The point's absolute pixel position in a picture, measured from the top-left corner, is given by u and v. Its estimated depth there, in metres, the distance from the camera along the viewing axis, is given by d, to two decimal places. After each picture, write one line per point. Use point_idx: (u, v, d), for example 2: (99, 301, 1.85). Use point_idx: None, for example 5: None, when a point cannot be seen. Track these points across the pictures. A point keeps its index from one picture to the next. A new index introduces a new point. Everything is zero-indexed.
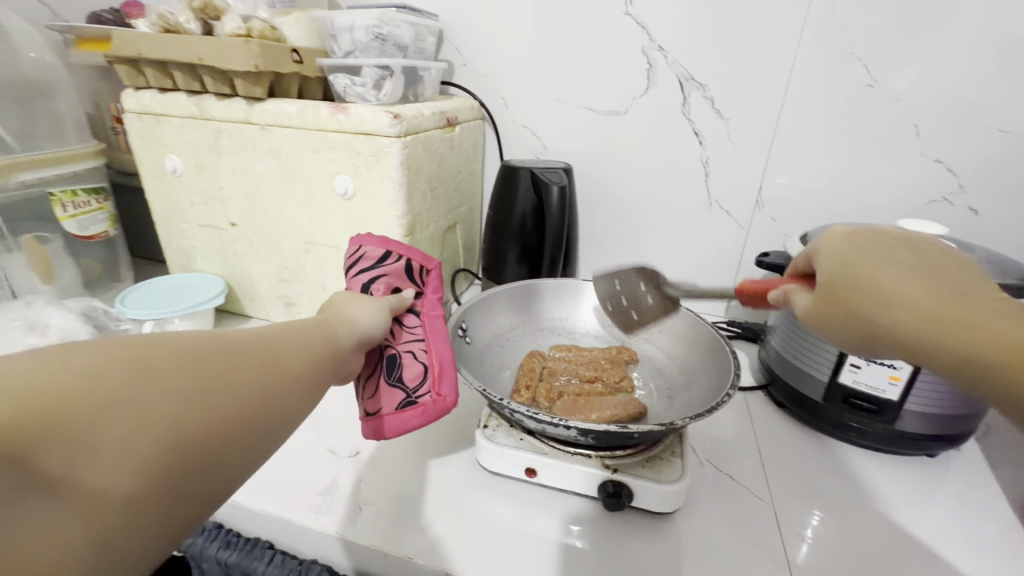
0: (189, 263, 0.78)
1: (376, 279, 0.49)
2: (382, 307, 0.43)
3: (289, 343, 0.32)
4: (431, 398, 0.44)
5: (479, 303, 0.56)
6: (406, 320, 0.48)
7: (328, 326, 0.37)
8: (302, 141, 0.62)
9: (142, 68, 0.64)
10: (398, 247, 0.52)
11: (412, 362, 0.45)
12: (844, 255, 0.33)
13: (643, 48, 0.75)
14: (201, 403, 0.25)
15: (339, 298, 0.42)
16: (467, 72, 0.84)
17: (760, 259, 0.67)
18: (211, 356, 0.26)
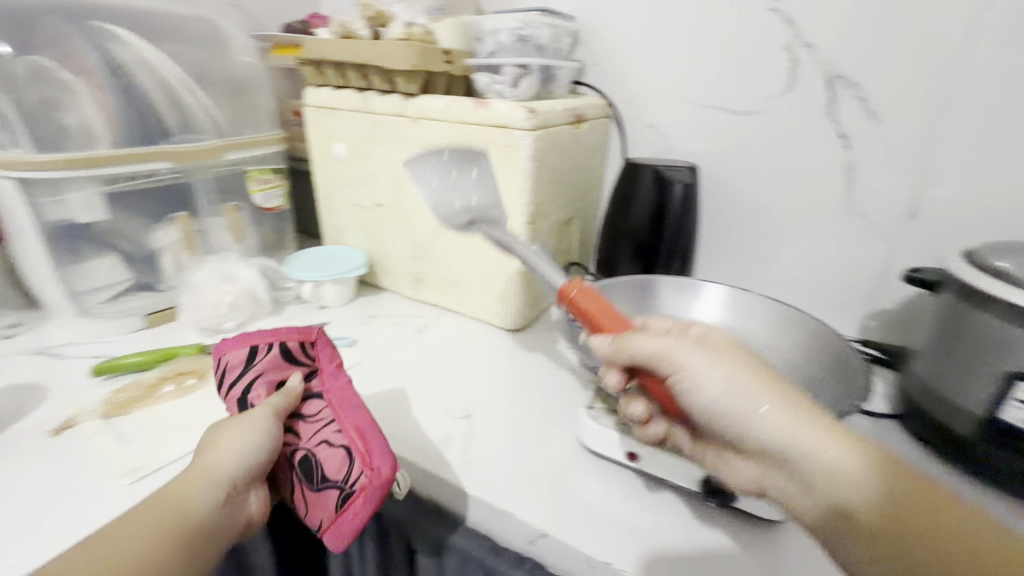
0: (339, 237, 0.89)
1: (253, 385, 0.50)
2: (264, 415, 0.47)
3: (139, 527, 0.38)
4: (368, 477, 0.46)
5: (594, 290, 0.58)
6: (307, 411, 0.51)
7: (205, 486, 0.42)
8: (446, 132, 0.69)
9: (323, 69, 0.77)
10: (258, 339, 0.52)
11: (332, 453, 0.48)
12: (716, 352, 0.43)
13: (788, 45, 0.72)
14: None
15: (218, 424, 0.48)
16: (598, 72, 0.86)
17: (910, 275, 0.61)
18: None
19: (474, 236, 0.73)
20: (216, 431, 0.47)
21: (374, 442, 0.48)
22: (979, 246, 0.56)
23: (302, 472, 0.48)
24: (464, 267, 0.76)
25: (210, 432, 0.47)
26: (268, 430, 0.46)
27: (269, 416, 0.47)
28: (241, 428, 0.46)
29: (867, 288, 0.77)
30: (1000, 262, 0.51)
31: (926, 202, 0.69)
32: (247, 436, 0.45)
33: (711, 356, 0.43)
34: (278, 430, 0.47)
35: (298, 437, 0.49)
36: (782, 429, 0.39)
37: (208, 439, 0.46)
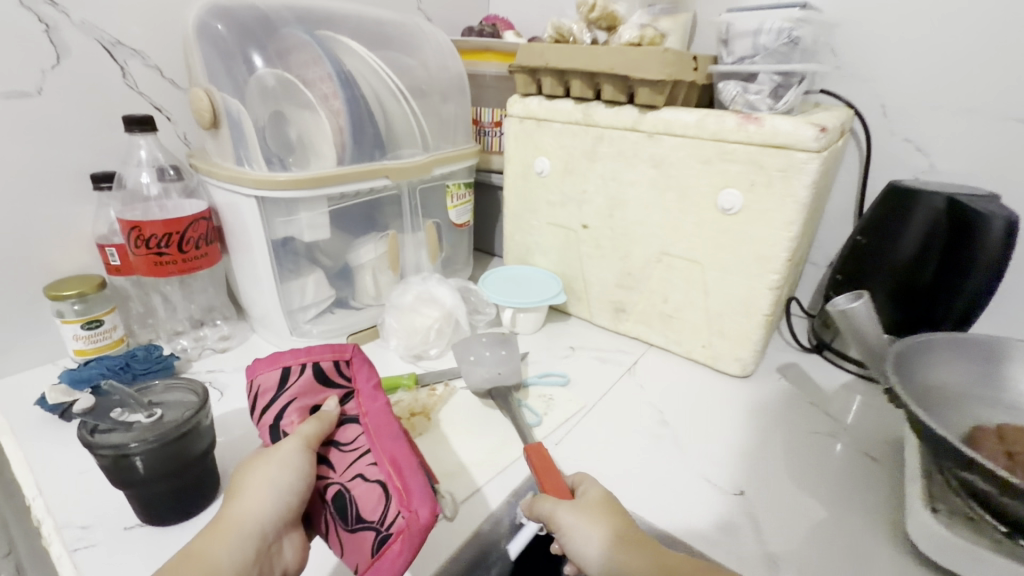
0: (525, 256, 0.83)
1: (290, 409, 0.47)
2: (291, 452, 0.43)
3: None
4: (403, 520, 0.39)
5: (919, 344, 0.49)
6: (345, 436, 0.47)
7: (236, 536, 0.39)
8: (694, 151, 0.60)
9: (538, 77, 0.70)
10: (288, 359, 0.49)
11: (369, 488, 0.42)
12: (600, 514, 0.41)
13: None
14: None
15: (254, 457, 0.45)
16: (839, 76, 0.74)
17: None
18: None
19: (708, 269, 0.64)
20: (246, 468, 0.44)
21: (409, 476, 0.42)
22: None
23: (336, 511, 0.43)
24: (686, 302, 0.67)
25: (245, 467, 0.44)
26: (287, 476, 0.42)
27: (303, 450, 0.44)
28: (259, 470, 0.43)
29: None
30: None
31: None
32: (273, 478, 0.42)
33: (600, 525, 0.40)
34: (309, 469, 0.44)
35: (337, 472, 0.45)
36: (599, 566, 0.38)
37: (240, 476, 0.44)
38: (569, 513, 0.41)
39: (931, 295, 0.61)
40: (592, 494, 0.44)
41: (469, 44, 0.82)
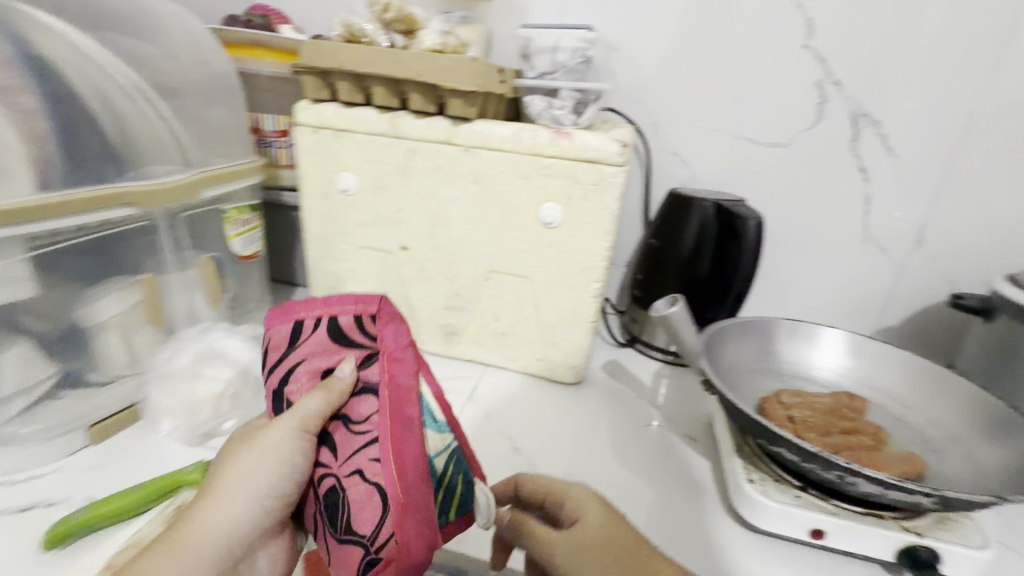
0: (336, 286, 0.72)
1: (295, 371, 0.41)
2: (285, 438, 0.39)
3: (140, 563, 0.37)
4: (393, 545, 0.36)
5: (719, 332, 0.55)
6: (353, 416, 0.40)
7: (210, 527, 0.39)
8: (512, 165, 0.58)
9: (331, 81, 0.61)
10: (307, 311, 0.43)
11: (364, 495, 0.37)
12: (584, 557, 0.39)
13: (818, 82, 0.75)
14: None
15: (245, 436, 0.43)
16: (618, 96, 0.82)
17: (955, 301, 0.65)
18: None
19: (537, 283, 0.63)
20: (235, 449, 0.42)
21: (410, 489, 0.37)
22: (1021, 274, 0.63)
23: (324, 510, 0.40)
24: (518, 318, 0.66)
25: (236, 443, 0.43)
26: (270, 479, 0.40)
27: (300, 435, 0.39)
28: (242, 461, 0.41)
29: (874, 309, 0.84)
30: None
31: (930, 229, 0.77)
32: (256, 472, 0.40)
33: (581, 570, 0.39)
34: (297, 463, 0.40)
35: (332, 463, 0.40)
36: None
37: (231, 450, 0.42)
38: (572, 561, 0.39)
39: (709, 286, 0.72)
40: (590, 527, 0.40)
41: (232, 35, 0.66)
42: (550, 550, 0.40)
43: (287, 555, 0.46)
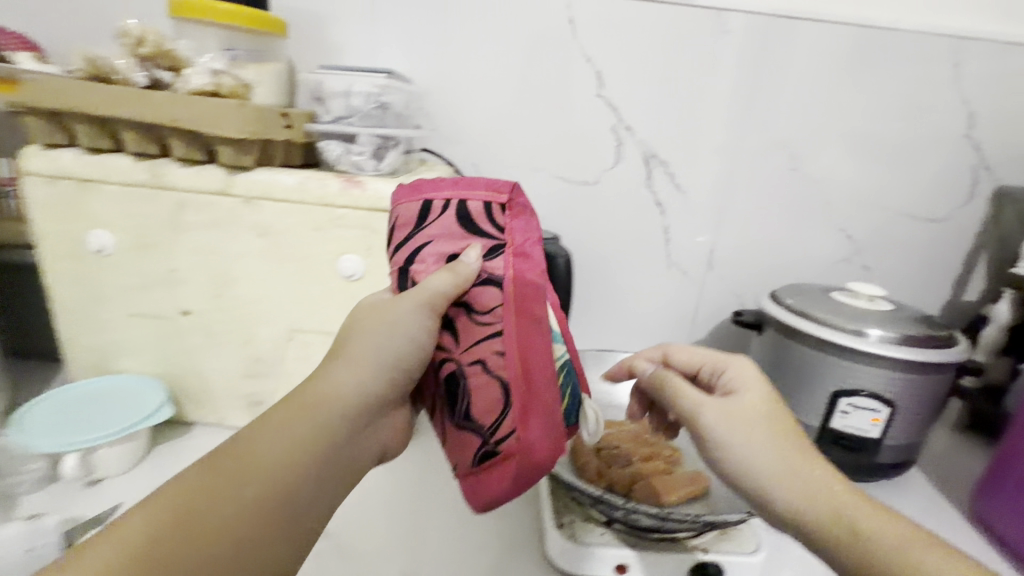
0: (102, 363, 0.60)
1: (418, 254, 0.44)
2: (411, 309, 0.41)
3: (261, 430, 0.35)
4: (515, 442, 0.40)
5: None
6: (478, 306, 0.42)
7: (337, 392, 0.39)
8: (301, 217, 0.54)
9: (67, 122, 0.51)
10: (437, 193, 0.45)
11: (483, 391, 0.41)
12: (744, 426, 0.43)
13: (613, 127, 0.82)
14: (271, 528, 0.32)
15: (358, 319, 0.45)
16: (436, 137, 0.83)
17: (736, 318, 0.74)
18: (152, 503, 0.30)
19: None
20: (368, 320, 0.44)
21: (541, 384, 0.41)
22: (780, 290, 0.74)
23: (444, 394, 0.43)
24: None
25: (352, 329, 0.44)
26: (404, 340, 0.42)
27: (422, 308, 0.41)
28: (377, 327, 0.42)
29: (684, 326, 0.93)
30: (801, 304, 0.68)
31: (717, 253, 0.88)
32: (371, 337, 0.42)
33: (743, 432, 0.42)
34: (425, 327, 0.42)
35: (427, 347, 0.43)
36: (757, 463, 0.41)
37: (336, 346, 0.44)
38: (712, 416, 0.44)
39: None
40: (750, 400, 0.45)
41: None
42: (705, 420, 0.44)
43: (405, 424, 0.47)
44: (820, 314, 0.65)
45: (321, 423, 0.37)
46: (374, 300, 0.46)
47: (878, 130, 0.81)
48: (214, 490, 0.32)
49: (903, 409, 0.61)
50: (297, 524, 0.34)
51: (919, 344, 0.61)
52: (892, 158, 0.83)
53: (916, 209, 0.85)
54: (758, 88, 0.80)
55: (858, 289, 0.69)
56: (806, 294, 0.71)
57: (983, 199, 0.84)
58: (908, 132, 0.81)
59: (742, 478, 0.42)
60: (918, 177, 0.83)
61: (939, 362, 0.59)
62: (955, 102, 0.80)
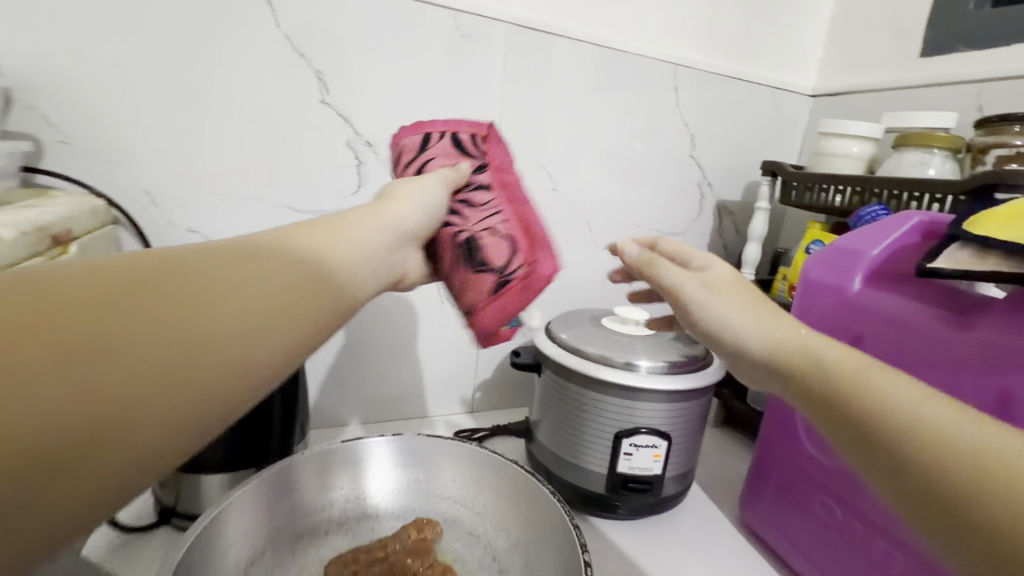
0: None
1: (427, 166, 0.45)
2: (437, 185, 0.43)
3: (238, 252, 0.29)
4: (527, 270, 0.44)
5: (206, 539, 0.41)
6: (477, 197, 0.45)
7: (331, 256, 0.32)
8: None
9: None
10: (435, 127, 0.47)
11: (493, 242, 0.44)
12: (731, 298, 0.37)
13: (348, 142, 0.66)
14: (170, 381, 0.23)
15: (410, 187, 0.42)
16: (71, 153, 0.56)
17: (514, 361, 0.66)
18: (75, 283, 0.23)
19: None
20: (403, 211, 0.40)
21: (540, 246, 0.46)
22: (554, 323, 0.67)
23: (453, 255, 0.45)
24: None
25: (405, 204, 0.41)
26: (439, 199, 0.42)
27: (443, 187, 0.43)
28: (381, 220, 0.38)
29: (467, 367, 0.82)
30: (575, 338, 0.62)
31: None
32: (400, 230, 0.39)
33: (727, 305, 0.37)
34: (445, 197, 0.43)
35: (464, 224, 0.44)
36: (759, 341, 0.35)
37: (357, 213, 0.37)
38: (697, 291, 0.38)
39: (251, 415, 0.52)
40: (720, 272, 0.39)
41: None
42: (687, 292, 0.39)
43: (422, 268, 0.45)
44: (595, 352, 0.59)
45: (273, 282, 0.28)
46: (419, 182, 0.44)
47: (623, 149, 0.83)
48: (143, 286, 0.24)
49: (679, 439, 0.59)
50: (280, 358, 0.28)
51: (687, 368, 0.59)
52: (637, 175, 0.85)
53: (661, 224, 0.89)
54: (511, 104, 0.73)
55: (625, 313, 0.66)
56: (579, 326, 0.66)
57: (710, 212, 0.93)
58: (645, 151, 0.84)
59: (717, 337, 0.37)
60: (659, 194, 0.88)
61: (707, 384, 0.58)
62: (679, 124, 0.86)
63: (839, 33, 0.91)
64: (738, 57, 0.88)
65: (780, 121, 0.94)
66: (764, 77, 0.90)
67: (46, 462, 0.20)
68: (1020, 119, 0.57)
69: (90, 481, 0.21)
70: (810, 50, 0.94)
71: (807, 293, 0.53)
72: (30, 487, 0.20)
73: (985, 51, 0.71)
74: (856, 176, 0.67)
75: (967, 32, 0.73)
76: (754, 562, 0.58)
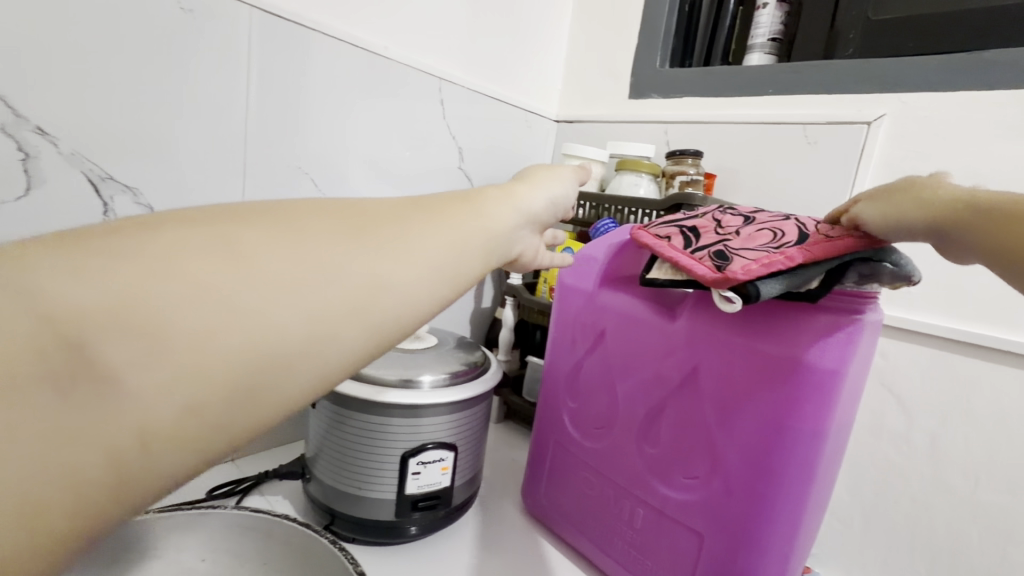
0: None
1: (695, 227, 0.50)
2: (561, 181, 0.47)
3: (333, 232, 0.28)
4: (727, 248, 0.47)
5: None
6: (706, 226, 0.50)
7: (416, 245, 0.30)
8: None
9: None
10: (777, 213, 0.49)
11: (708, 240, 0.47)
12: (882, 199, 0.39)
13: (4, 127, 0.47)
14: (255, 367, 0.23)
15: (528, 186, 0.43)
16: None
17: None
18: (190, 241, 0.23)
19: None
20: (505, 201, 0.39)
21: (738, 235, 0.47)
22: None
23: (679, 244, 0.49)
24: None
25: (510, 195, 0.40)
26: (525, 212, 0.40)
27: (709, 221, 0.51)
28: (515, 202, 0.39)
29: None
30: None
31: None
32: (498, 220, 0.36)
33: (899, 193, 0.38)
34: (567, 186, 0.47)
35: (678, 235, 0.50)
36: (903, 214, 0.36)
37: (446, 201, 0.35)
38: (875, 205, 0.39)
39: None
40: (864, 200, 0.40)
41: None
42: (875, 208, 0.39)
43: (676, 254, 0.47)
44: (375, 372, 0.56)
45: (362, 274, 0.27)
46: (540, 172, 0.46)
47: (396, 158, 0.81)
48: (250, 262, 0.24)
49: (464, 447, 0.60)
50: (337, 360, 0.26)
51: (468, 376, 0.61)
52: (411, 182, 0.84)
53: None
54: (262, 99, 0.63)
55: None
56: None
57: None
58: (416, 158, 0.84)
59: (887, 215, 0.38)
60: None
61: (487, 388, 0.61)
62: (448, 137, 0.88)
63: (572, 70, 1.07)
64: (496, 79, 0.95)
65: (534, 141, 1.05)
66: (519, 100, 1.00)
67: (114, 451, 0.20)
68: (692, 154, 0.77)
69: (176, 467, 0.22)
70: (553, 81, 1.08)
71: (565, 297, 0.60)
72: (104, 472, 0.20)
73: (667, 100, 0.93)
74: (593, 194, 0.80)
75: (657, 83, 0.95)
76: (537, 541, 0.63)
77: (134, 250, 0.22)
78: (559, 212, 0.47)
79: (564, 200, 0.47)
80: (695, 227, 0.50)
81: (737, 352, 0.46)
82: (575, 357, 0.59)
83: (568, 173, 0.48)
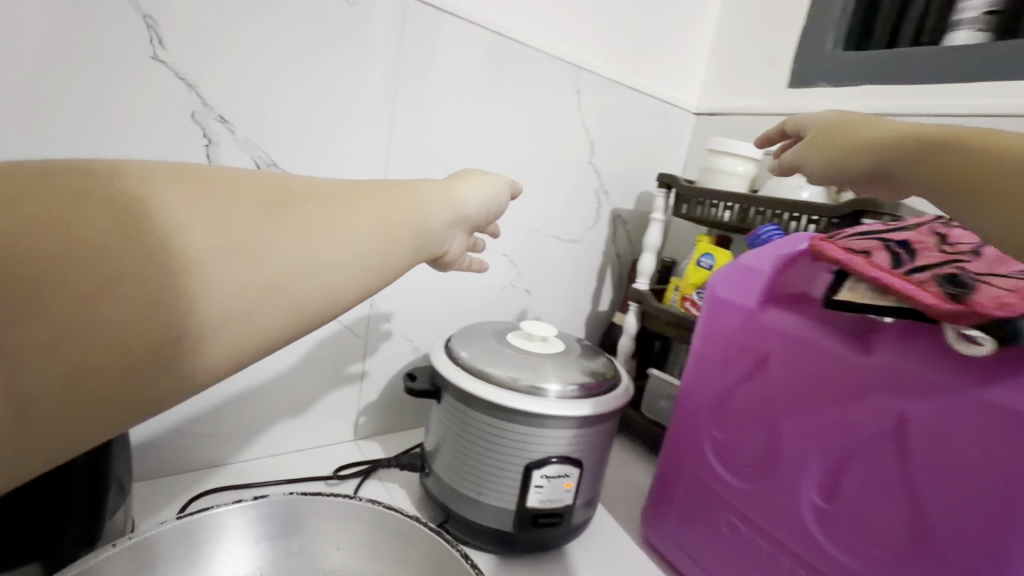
0: None
1: (907, 242, 0.42)
2: (470, 188, 0.55)
3: (270, 219, 0.33)
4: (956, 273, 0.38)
5: None
6: (923, 243, 0.41)
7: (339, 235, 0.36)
8: None
9: None
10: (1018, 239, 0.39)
11: (928, 259, 0.39)
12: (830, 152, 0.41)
13: (195, 114, 0.51)
14: (178, 324, 0.28)
15: (451, 190, 0.52)
16: None
17: (409, 386, 0.57)
18: (117, 210, 0.27)
19: None
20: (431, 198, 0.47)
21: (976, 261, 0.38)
22: (454, 341, 0.60)
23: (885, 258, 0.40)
24: None
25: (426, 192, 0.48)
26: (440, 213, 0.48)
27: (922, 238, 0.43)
28: (447, 201, 0.51)
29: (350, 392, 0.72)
30: (479, 360, 0.56)
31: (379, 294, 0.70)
32: (425, 215, 0.45)
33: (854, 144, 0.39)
34: (491, 192, 0.58)
35: (881, 245, 0.42)
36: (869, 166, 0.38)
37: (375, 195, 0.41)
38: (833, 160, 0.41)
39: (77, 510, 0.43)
40: (816, 151, 0.42)
41: None
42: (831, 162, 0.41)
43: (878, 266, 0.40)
44: (504, 377, 0.53)
45: (286, 253, 0.33)
46: (472, 177, 0.57)
47: (527, 149, 0.78)
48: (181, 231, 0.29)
49: (588, 464, 0.55)
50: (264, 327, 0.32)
51: (598, 389, 0.56)
52: (539, 176, 0.81)
53: (561, 230, 0.87)
54: (405, 87, 0.64)
55: (531, 328, 0.61)
56: (483, 344, 0.59)
57: (605, 220, 0.93)
58: (547, 151, 0.81)
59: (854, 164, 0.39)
60: (559, 200, 0.85)
61: (618, 404, 0.56)
62: (580, 129, 0.84)
63: (718, 57, 0.97)
64: (634, 68, 0.89)
65: (669, 136, 0.97)
66: (657, 90, 0.92)
67: (69, 386, 0.25)
68: None
69: (119, 405, 0.27)
70: (696, 70, 0.98)
71: (718, 313, 0.53)
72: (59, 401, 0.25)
73: (837, 88, 0.80)
74: (745, 194, 0.71)
75: (825, 69, 0.82)
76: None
77: (84, 213, 0.26)
78: (484, 219, 0.59)
79: (495, 206, 0.59)
80: (904, 241, 0.42)
81: (959, 401, 0.36)
82: (727, 381, 0.52)
83: (502, 184, 0.60)
